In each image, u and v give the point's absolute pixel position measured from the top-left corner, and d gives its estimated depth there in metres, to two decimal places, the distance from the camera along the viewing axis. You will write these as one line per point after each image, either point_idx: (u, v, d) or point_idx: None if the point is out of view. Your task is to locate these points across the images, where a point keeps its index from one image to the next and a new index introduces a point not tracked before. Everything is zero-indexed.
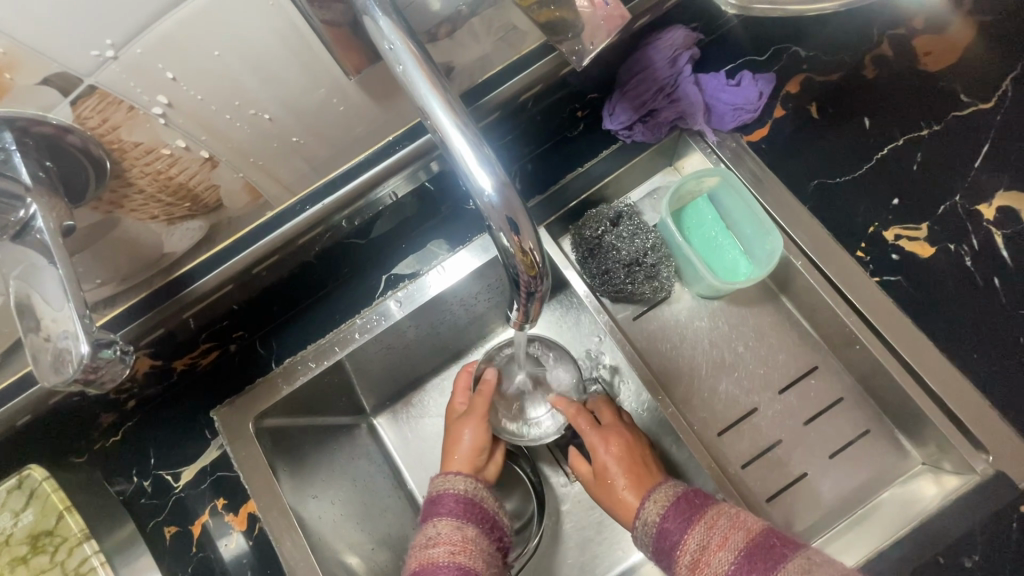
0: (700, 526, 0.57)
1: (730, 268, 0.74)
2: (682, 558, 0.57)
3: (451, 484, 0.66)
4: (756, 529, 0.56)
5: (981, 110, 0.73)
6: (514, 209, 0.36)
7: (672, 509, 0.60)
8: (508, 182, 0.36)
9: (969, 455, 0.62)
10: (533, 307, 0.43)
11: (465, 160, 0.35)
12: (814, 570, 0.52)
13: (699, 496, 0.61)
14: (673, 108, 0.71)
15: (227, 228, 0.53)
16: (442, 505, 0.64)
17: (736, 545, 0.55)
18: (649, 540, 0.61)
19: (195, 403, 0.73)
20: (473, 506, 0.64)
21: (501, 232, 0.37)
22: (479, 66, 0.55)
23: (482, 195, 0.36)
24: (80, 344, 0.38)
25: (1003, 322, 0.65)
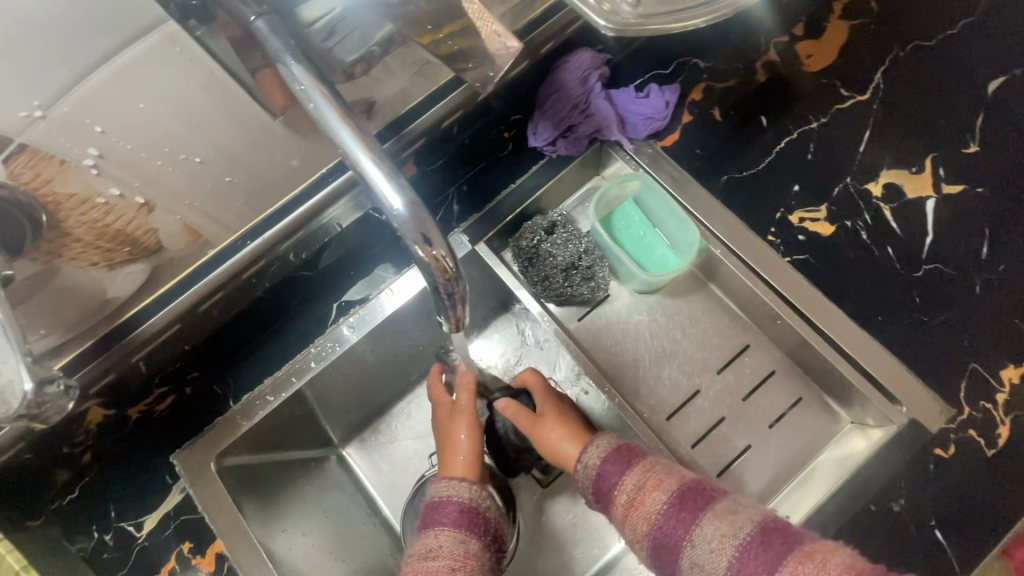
0: (638, 470, 0.61)
1: (660, 262, 0.80)
2: (619, 498, 0.60)
3: (455, 491, 0.63)
4: (690, 475, 0.60)
5: (859, 101, 0.82)
6: (425, 224, 0.39)
7: (612, 453, 0.63)
8: (417, 200, 0.39)
9: (887, 408, 0.68)
10: (452, 306, 0.46)
11: (376, 182, 0.39)
12: (740, 510, 0.56)
13: (636, 445, 0.64)
14: (589, 122, 0.78)
15: (170, 270, 0.56)
16: (445, 513, 0.62)
17: (670, 487, 0.59)
18: (588, 483, 0.64)
19: (153, 450, 0.73)
20: (476, 516, 0.63)
21: (415, 245, 0.40)
22: (400, 99, 0.60)
23: (394, 214, 0.39)
24: (24, 381, 0.45)
25: (900, 285, 0.73)
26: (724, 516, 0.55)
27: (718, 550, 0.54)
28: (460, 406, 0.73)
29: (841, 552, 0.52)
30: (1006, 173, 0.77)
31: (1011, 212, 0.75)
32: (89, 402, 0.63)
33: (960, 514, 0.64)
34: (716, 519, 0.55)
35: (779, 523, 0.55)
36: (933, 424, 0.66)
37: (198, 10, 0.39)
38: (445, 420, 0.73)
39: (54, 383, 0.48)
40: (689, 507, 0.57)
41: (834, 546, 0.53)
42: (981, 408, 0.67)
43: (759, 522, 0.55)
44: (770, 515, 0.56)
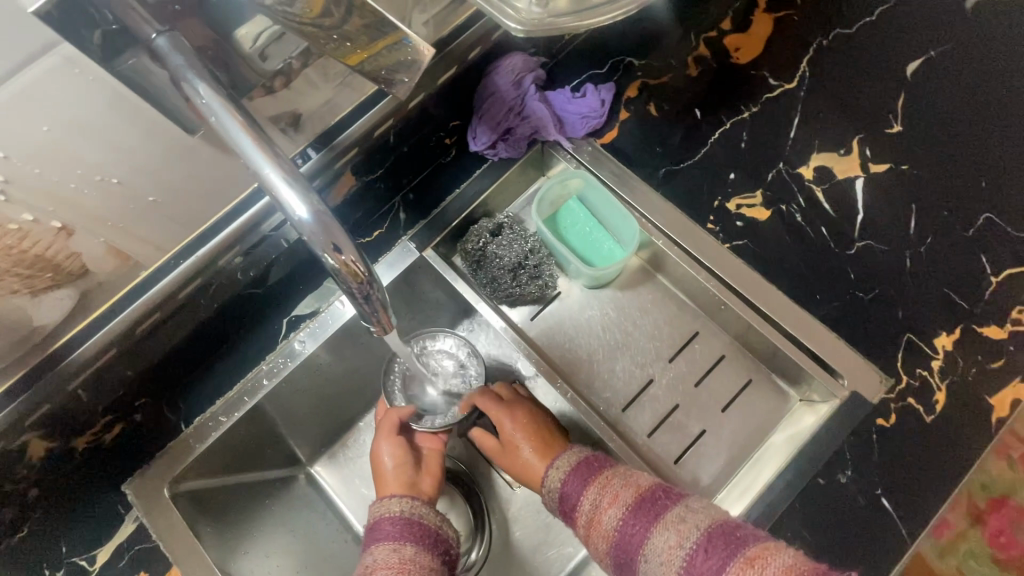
0: (594, 487, 0.61)
1: (607, 256, 0.81)
2: (580, 519, 0.61)
3: (387, 507, 0.65)
4: (645, 485, 0.60)
5: (787, 90, 0.85)
6: (330, 228, 0.40)
7: (572, 473, 0.64)
8: (321, 206, 0.39)
9: (829, 383, 0.70)
10: (377, 311, 0.46)
11: (279, 191, 0.39)
12: (689, 516, 0.55)
13: (598, 459, 0.65)
14: (526, 124, 0.79)
15: (101, 293, 0.56)
16: (380, 529, 0.63)
17: (623, 501, 0.59)
18: (555, 501, 0.65)
19: (105, 481, 0.71)
20: (412, 525, 0.63)
21: (324, 253, 0.40)
22: (328, 110, 0.60)
23: (299, 220, 0.39)
24: None
25: (835, 263, 0.75)
26: (673, 525, 0.55)
27: (668, 561, 0.53)
28: (379, 426, 0.75)
29: (786, 550, 0.50)
30: (929, 150, 0.80)
31: (936, 186, 0.78)
32: (27, 435, 0.61)
33: (906, 480, 0.66)
34: (665, 530, 0.55)
35: (729, 527, 0.54)
36: (873, 395, 0.68)
37: (114, 39, 0.40)
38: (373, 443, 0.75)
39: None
40: (641, 520, 0.57)
41: (781, 545, 0.51)
42: (918, 376, 0.70)
43: (706, 529, 0.54)
44: (720, 520, 0.55)
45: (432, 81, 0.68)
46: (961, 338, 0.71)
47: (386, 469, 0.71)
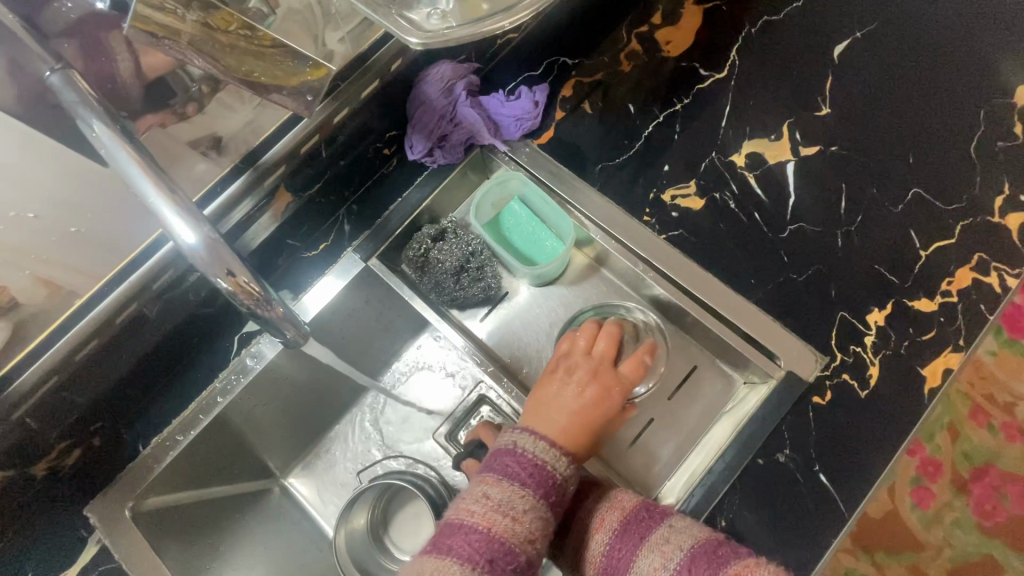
0: (582, 512, 0.62)
1: (549, 254, 0.83)
2: (569, 543, 0.62)
3: (552, 456, 0.59)
4: (630, 506, 0.61)
5: (717, 79, 0.86)
6: (222, 260, 0.40)
7: (562, 497, 0.65)
8: (213, 235, 0.40)
9: (765, 364, 0.71)
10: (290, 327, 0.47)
11: (169, 223, 0.40)
12: (672, 538, 0.56)
13: (590, 479, 0.66)
14: (460, 130, 0.80)
15: (37, 322, 0.58)
16: (502, 461, 0.57)
17: (610, 525, 0.60)
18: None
19: (70, 503, 0.73)
20: (542, 473, 0.57)
21: (218, 276, 0.41)
22: (250, 131, 0.62)
23: (189, 250, 0.40)
24: None
25: (770, 246, 0.77)
26: (658, 547, 0.56)
27: None
28: (602, 369, 0.67)
29: (764, 565, 0.52)
30: (858, 130, 0.82)
31: (865, 165, 0.80)
32: None
33: (842, 455, 0.67)
34: (650, 552, 0.56)
35: (712, 544, 0.55)
36: (807, 373, 0.70)
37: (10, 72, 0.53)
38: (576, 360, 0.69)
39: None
40: (628, 541, 0.58)
41: (760, 561, 0.53)
42: (852, 352, 0.71)
43: (690, 549, 0.55)
44: (704, 538, 0.56)
45: (357, 96, 0.66)
46: (893, 312, 0.72)
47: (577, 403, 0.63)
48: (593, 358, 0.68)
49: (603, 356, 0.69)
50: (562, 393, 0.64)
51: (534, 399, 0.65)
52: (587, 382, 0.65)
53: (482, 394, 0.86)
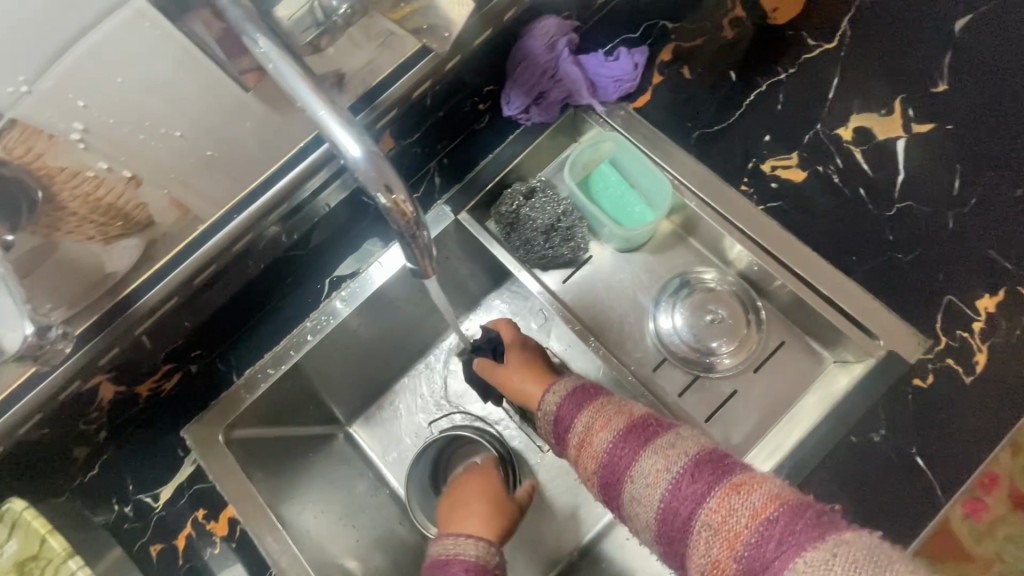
0: (589, 411, 0.61)
1: (638, 219, 0.81)
2: (572, 440, 0.61)
3: (461, 548, 0.63)
4: (640, 414, 0.59)
5: (826, 50, 0.83)
6: (384, 171, 0.44)
7: (568, 397, 0.64)
8: (375, 149, 0.44)
9: (865, 342, 0.69)
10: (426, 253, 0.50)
11: (337, 135, 0.43)
12: (678, 444, 0.55)
13: (594, 388, 0.64)
14: (559, 87, 0.80)
15: (164, 244, 0.59)
16: (452, 569, 0.61)
17: (615, 426, 0.58)
18: (551, 426, 0.65)
19: (166, 424, 0.77)
20: (483, 573, 0.62)
21: (376, 192, 0.44)
22: (369, 71, 0.62)
23: (354, 161, 0.43)
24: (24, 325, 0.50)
25: (874, 224, 0.74)
26: (662, 451, 0.54)
27: (653, 483, 0.53)
28: (467, 487, 0.78)
29: (772, 480, 0.50)
30: (975, 110, 0.78)
31: (980, 147, 0.76)
32: (99, 376, 0.65)
33: (940, 439, 0.66)
34: (653, 454, 0.54)
35: (716, 454, 0.54)
36: (911, 355, 0.68)
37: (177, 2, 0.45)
38: (499, 374, 0.76)
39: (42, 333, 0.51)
40: (633, 443, 0.56)
41: (767, 476, 0.51)
42: (958, 337, 0.69)
43: (695, 455, 0.53)
44: (709, 448, 0.54)
45: (469, 43, 0.68)
46: (1003, 299, 0.70)
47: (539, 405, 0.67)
48: (523, 373, 0.74)
49: (519, 370, 0.75)
50: (461, 506, 0.73)
51: (447, 513, 0.75)
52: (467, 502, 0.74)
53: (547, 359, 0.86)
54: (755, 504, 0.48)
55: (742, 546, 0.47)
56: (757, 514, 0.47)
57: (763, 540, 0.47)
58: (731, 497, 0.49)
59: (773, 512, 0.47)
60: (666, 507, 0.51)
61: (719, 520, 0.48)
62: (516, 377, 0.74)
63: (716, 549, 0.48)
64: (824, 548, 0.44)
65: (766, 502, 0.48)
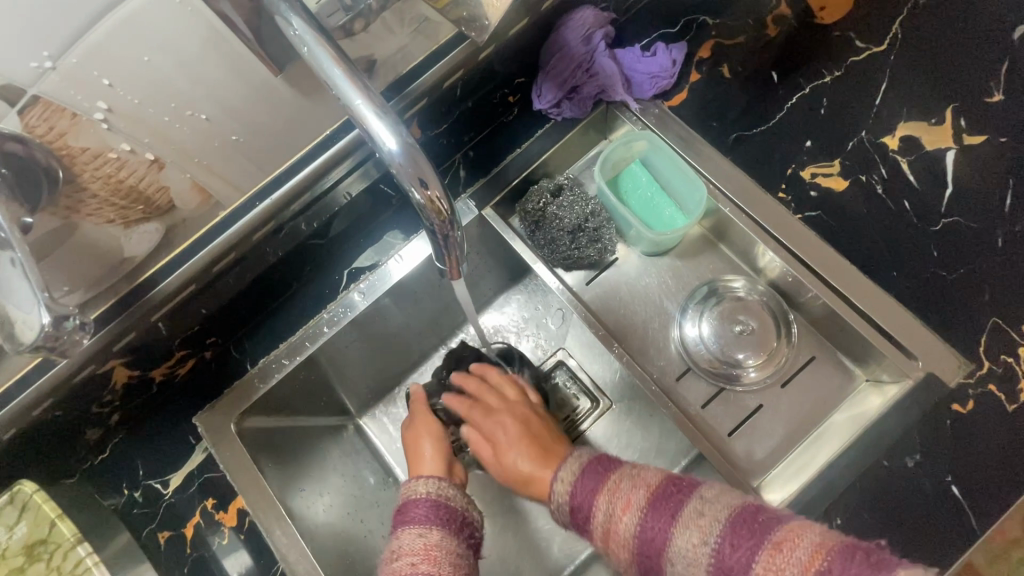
0: (604, 495, 0.57)
1: (668, 222, 0.79)
2: (596, 530, 0.57)
3: (417, 488, 0.60)
4: (657, 481, 0.56)
5: (875, 53, 0.79)
6: (419, 165, 0.43)
7: (579, 480, 0.60)
8: (411, 141, 0.43)
9: (902, 363, 0.66)
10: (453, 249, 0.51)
11: (372, 127, 0.42)
12: (708, 508, 0.52)
13: (604, 461, 0.61)
14: (593, 82, 0.77)
15: (184, 230, 0.57)
16: (408, 511, 0.58)
17: (637, 505, 0.55)
18: (566, 510, 0.60)
19: (179, 410, 0.76)
20: (440, 508, 0.58)
21: (411, 187, 0.44)
22: (400, 58, 0.59)
23: (389, 153, 0.43)
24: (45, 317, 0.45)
25: (917, 239, 0.71)
26: (693, 522, 0.52)
27: (695, 561, 0.50)
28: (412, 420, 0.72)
29: (812, 528, 0.49)
30: None
31: None
32: (114, 360, 0.63)
33: (976, 468, 0.63)
34: (687, 529, 0.51)
35: (751, 509, 0.51)
36: (951, 379, 0.65)
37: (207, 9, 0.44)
38: (484, 431, 0.71)
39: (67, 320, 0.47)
40: (661, 515, 0.53)
41: (808, 522, 0.49)
42: (1001, 363, 0.66)
43: (731, 515, 0.51)
44: (738, 506, 0.52)
45: (504, 33, 0.65)
46: None
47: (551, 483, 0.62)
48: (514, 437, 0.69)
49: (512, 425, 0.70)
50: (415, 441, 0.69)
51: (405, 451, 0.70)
52: (417, 441, 0.69)
53: (560, 359, 0.84)
54: (804, 562, 0.46)
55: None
56: (809, 570, 0.45)
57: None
58: (778, 558, 0.47)
59: (823, 565, 0.45)
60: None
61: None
62: (502, 426, 0.70)
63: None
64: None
65: (812, 556, 0.46)
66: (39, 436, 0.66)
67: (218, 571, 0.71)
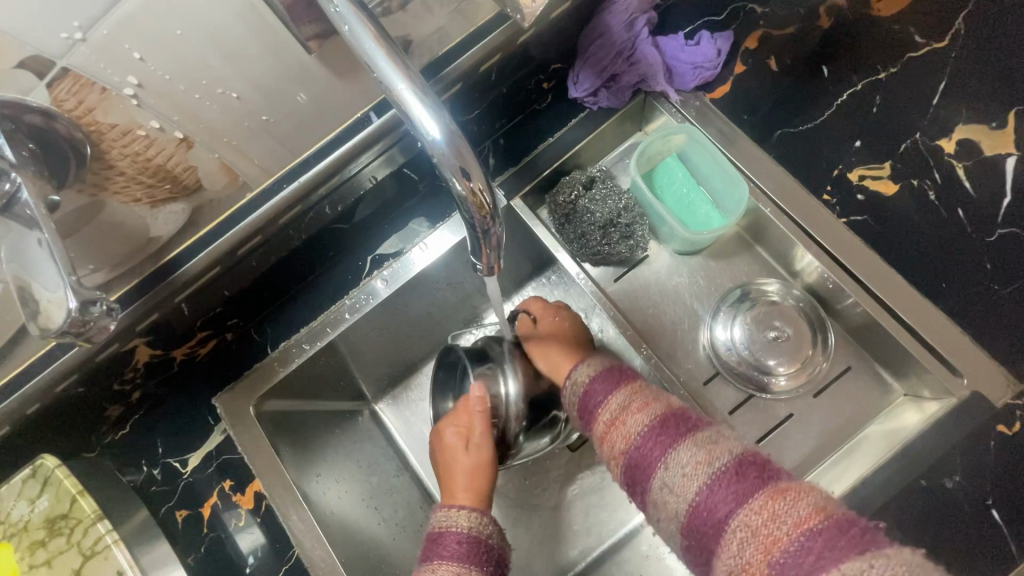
0: (624, 392, 0.58)
1: (704, 221, 0.76)
2: (602, 417, 0.57)
3: (453, 520, 0.60)
4: (677, 405, 0.56)
5: (935, 49, 0.74)
6: (462, 155, 0.41)
7: (601, 374, 0.61)
8: (454, 129, 0.41)
9: (947, 379, 0.63)
10: (491, 245, 0.49)
11: (415, 113, 0.40)
12: (719, 440, 0.51)
13: (629, 370, 0.61)
14: (634, 71, 0.73)
15: (211, 211, 0.56)
16: (443, 546, 0.57)
17: (652, 411, 0.55)
18: (576, 405, 0.62)
19: (198, 390, 0.76)
20: (476, 544, 0.58)
21: (453, 178, 0.43)
22: (437, 39, 0.57)
23: (432, 142, 0.41)
24: (69, 300, 0.42)
25: (968, 250, 0.68)
26: (703, 445, 0.51)
27: (688, 475, 0.49)
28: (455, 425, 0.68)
29: (819, 493, 0.46)
30: None
31: None
32: (136, 339, 0.62)
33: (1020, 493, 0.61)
34: (692, 447, 0.51)
35: (760, 458, 0.49)
36: (998, 399, 0.62)
37: None
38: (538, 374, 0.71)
39: (98, 305, 0.44)
40: (670, 432, 0.53)
41: (816, 489, 0.47)
42: None
43: (736, 455, 0.49)
44: (751, 451, 0.50)
45: (546, 16, 0.62)
46: None
47: (567, 380, 0.64)
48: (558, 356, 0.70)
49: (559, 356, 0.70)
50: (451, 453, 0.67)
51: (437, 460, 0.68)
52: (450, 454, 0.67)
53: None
54: (800, 514, 0.44)
55: (780, 554, 0.43)
56: (799, 524, 0.43)
57: (803, 552, 0.42)
58: (773, 502, 0.45)
59: (816, 525, 0.43)
60: (700, 502, 0.48)
61: (758, 523, 0.44)
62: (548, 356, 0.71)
63: (750, 551, 0.44)
64: (862, 560, 0.40)
65: (811, 512, 0.44)
66: (62, 411, 0.65)
67: (234, 553, 0.71)
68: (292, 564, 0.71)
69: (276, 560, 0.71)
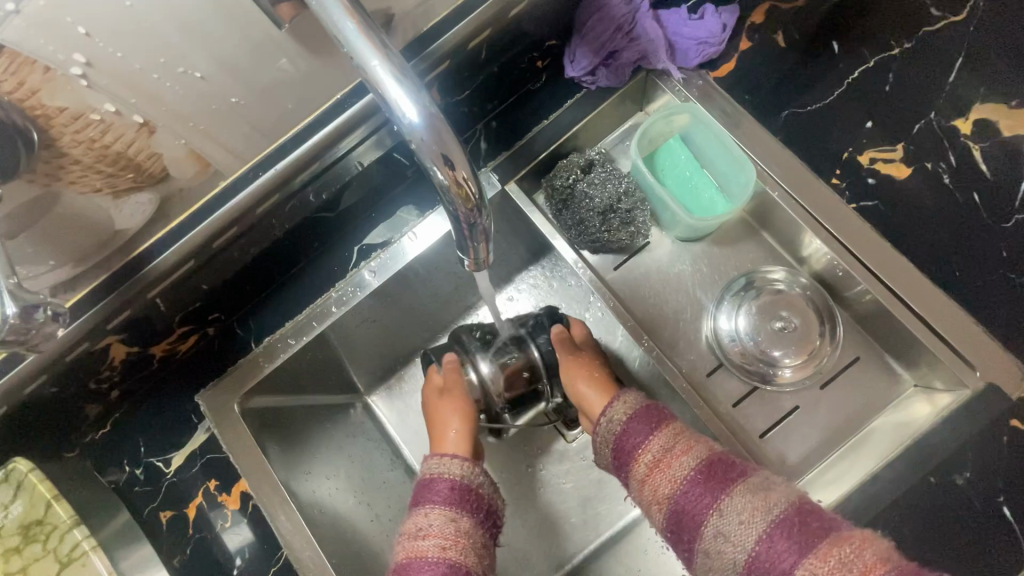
0: (666, 434, 0.56)
1: (707, 206, 0.72)
2: (643, 458, 0.56)
3: (447, 467, 0.59)
4: (719, 446, 0.55)
5: (953, 23, 0.70)
6: (444, 141, 0.38)
7: (640, 412, 0.59)
8: (435, 112, 0.37)
9: (961, 371, 0.61)
10: (478, 239, 0.46)
11: (392, 95, 0.36)
12: (772, 484, 0.51)
13: (665, 408, 0.60)
14: (633, 47, 0.69)
15: (181, 202, 0.52)
16: (437, 491, 0.57)
17: (698, 454, 0.54)
18: (610, 442, 0.60)
19: (180, 387, 0.73)
20: (467, 492, 0.57)
21: (434, 167, 0.39)
22: (421, 13, 0.52)
23: (410, 126, 0.37)
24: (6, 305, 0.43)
25: (983, 236, 0.65)
26: (757, 491, 0.50)
27: (746, 522, 0.49)
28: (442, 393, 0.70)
29: (879, 540, 0.46)
30: None
31: None
32: (109, 338, 0.58)
33: None
34: (747, 492, 0.50)
35: (816, 504, 0.49)
36: (1015, 392, 0.59)
37: None
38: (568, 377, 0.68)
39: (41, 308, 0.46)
40: (719, 477, 0.52)
41: (874, 535, 0.47)
42: None
43: (794, 502, 0.49)
44: (801, 495, 0.50)
45: None
46: None
47: (601, 416, 0.61)
48: (592, 379, 0.67)
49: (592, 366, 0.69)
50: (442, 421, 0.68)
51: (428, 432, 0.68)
52: (446, 419, 0.68)
53: None
54: (865, 565, 0.44)
55: None
56: (868, 573, 0.43)
57: None
58: (840, 551, 0.45)
59: (885, 575, 0.43)
60: (761, 551, 0.47)
61: (828, 573, 0.44)
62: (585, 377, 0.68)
63: None
64: None
65: (876, 562, 0.44)
66: (36, 413, 0.63)
67: (221, 555, 0.69)
68: (280, 564, 0.69)
69: (264, 560, 0.69)
